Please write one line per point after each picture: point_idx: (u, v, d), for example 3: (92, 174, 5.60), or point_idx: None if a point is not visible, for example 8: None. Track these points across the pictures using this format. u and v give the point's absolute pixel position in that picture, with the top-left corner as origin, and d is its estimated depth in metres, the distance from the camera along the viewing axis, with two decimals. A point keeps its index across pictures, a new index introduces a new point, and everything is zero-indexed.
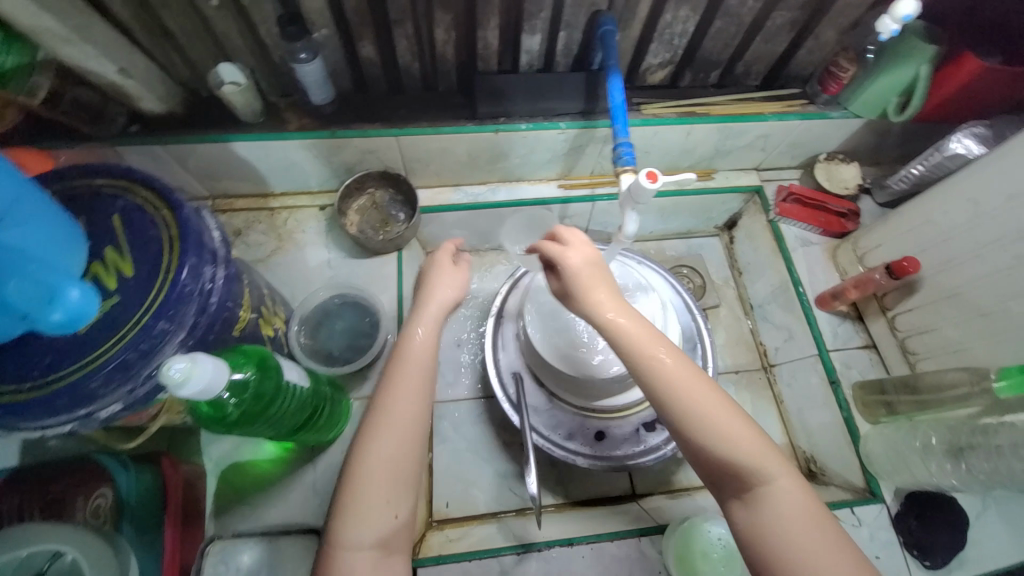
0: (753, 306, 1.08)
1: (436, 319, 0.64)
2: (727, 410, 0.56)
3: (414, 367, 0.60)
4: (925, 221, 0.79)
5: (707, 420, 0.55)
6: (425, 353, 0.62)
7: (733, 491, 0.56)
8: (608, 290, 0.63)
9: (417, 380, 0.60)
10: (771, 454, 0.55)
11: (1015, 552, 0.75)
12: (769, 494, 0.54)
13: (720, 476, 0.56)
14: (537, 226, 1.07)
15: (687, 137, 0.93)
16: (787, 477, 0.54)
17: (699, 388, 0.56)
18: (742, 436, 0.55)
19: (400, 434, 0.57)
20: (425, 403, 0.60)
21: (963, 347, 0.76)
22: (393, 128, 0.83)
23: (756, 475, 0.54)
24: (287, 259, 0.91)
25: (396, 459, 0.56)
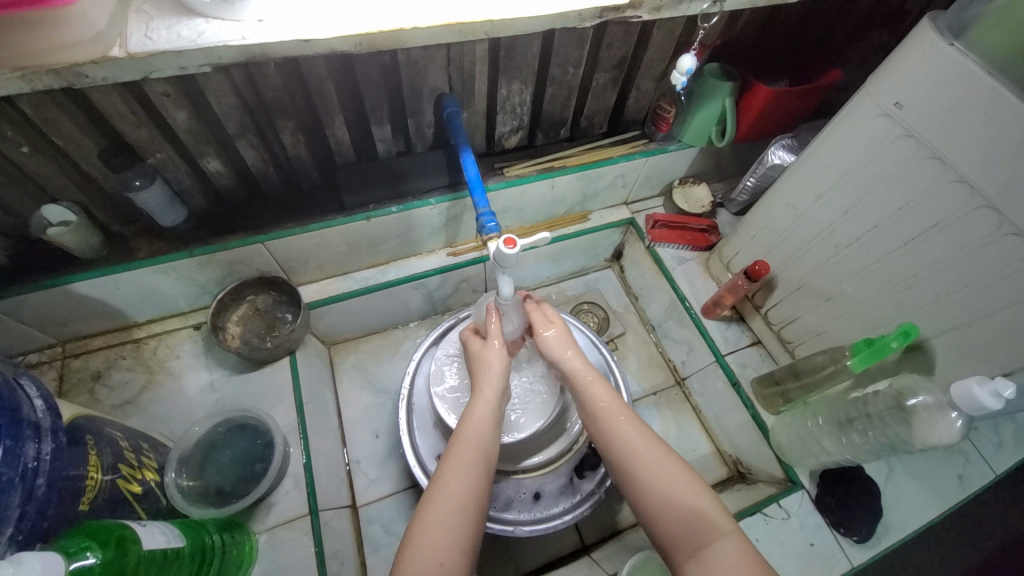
0: (654, 326, 1.14)
1: (495, 395, 0.67)
2: (677, 467, 0.59)
3: (474, 438, 0.62)
4: (763, 226, 0.89)
5: (657, 469, 0.59)
6: (485, 425, 0.64)
7: (684, 549, 0.55)
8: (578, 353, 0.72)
9: (480, 450, 0.61)
10: (722, 513, 0.56)
11: (922, 506, 0.81)
12: (720, 551, 0.53)
13: (673, 535, 0.56)
14: (437, 295, 1.07)
15: (553, 189, 0.99)
16: (738, 536, 0.54)
17: (650, 444, 0.61)
18: (691, 493, 0.57)
19: (457, 495, 0.57)
20: (483, 473, 0.60)
21: (824, 330, 0.85)
22: (257, 235, 0.81)
23: (705, 531, 0.54)
24: (163, 392, 0.83)
25: (450, 524, 0.55)
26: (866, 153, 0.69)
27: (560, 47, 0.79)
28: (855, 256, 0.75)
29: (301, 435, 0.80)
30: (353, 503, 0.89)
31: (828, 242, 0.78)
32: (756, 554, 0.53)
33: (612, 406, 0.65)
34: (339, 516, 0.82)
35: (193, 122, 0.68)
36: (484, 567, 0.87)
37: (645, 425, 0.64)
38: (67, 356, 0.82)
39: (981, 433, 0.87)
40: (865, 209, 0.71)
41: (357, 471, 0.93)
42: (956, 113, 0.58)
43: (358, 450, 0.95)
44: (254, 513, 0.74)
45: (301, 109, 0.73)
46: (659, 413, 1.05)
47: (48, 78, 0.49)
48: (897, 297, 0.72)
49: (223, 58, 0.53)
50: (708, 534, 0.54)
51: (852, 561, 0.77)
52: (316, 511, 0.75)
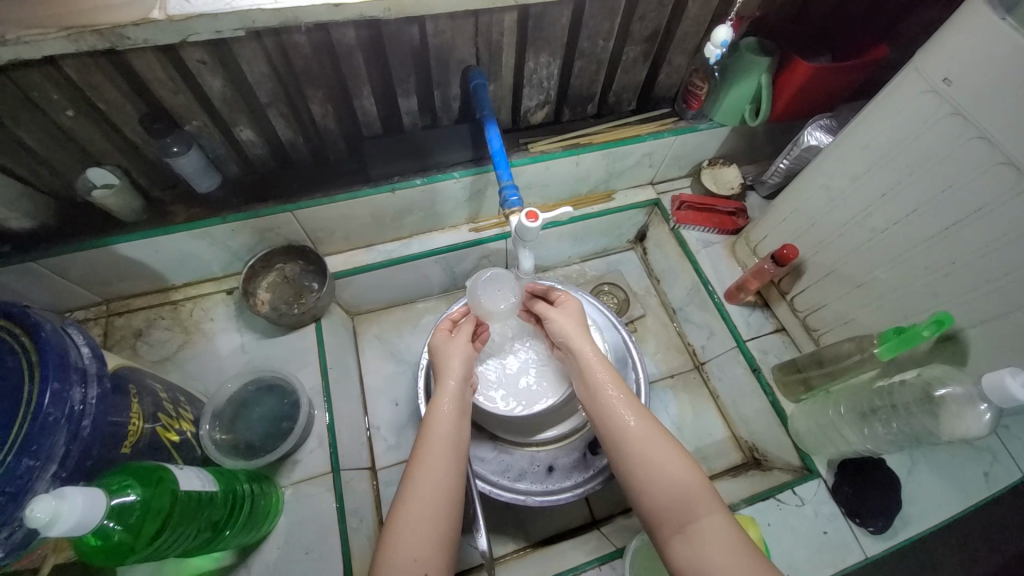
0: (675, 310, 1.13)
1: (459, 385, 0.68)
2: (668, 447, 0.60)
3: (442, 431, 0.63)
4: (794, 210, 0.86)
5: (648, 449, 0.59)
6: (452, 417, 0.65)
7: (670, 526, 0.56)
8: (581, 331, 0.73)
9: (451, 442, 0.62)
10: (708, 490, 0.57)
11: (945, 501, 0.79)
12: (705, 528, 0.54)
13: (660, 513, 0.57)
14: (458, 270, 1.09)
15: (577, 167, 0.98)
16: (721, 513, 0.55)
17: (644, 425, 0.62)
18: (681, 473, 0.57)
19: (433, 487, 0.58)
20: (456, 465, 0.61)
21: (852, 318, 0.82)
22: (287, 204, 0.83)
23: (690, 509, 0.56)
24: (197, 351, 0.88)
25: (428, 516, 0.57)
26: (909, 132, 0.65)
27: (590, 18, 0.77)
28: (890, 241, 0.72)
29: (325, 398, 0.84)
30: (373, 466, 0.93)
31: (863, 227, 0.75)
32: (735, 531, 0.54)
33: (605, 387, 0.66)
34: (359, 477, 0.86)
35: (227, 90, 0.70)
36: (496, 534, 0.90)
37: (636, 402, 0.64)
38: (111, 314, 0.88)
39: (1012, 432, 0.83)
40: (904, 191, 0.68)
41: (377, 436, 0.97)
42: (1010, 89, 0.54)
43: (378, 416, 0.99)
44: (280, 468, 0.78)
45: (330, 79, 0.74)
46: (675, 396, 1.05)
47: (94, 38, 0.51)
48: (933, 285, 0.69)
49: (256, 22, 0.54)
50: (695, 513, 0.55)
51: (866, 551, 0.76)
52: (338, 470, 0.78)
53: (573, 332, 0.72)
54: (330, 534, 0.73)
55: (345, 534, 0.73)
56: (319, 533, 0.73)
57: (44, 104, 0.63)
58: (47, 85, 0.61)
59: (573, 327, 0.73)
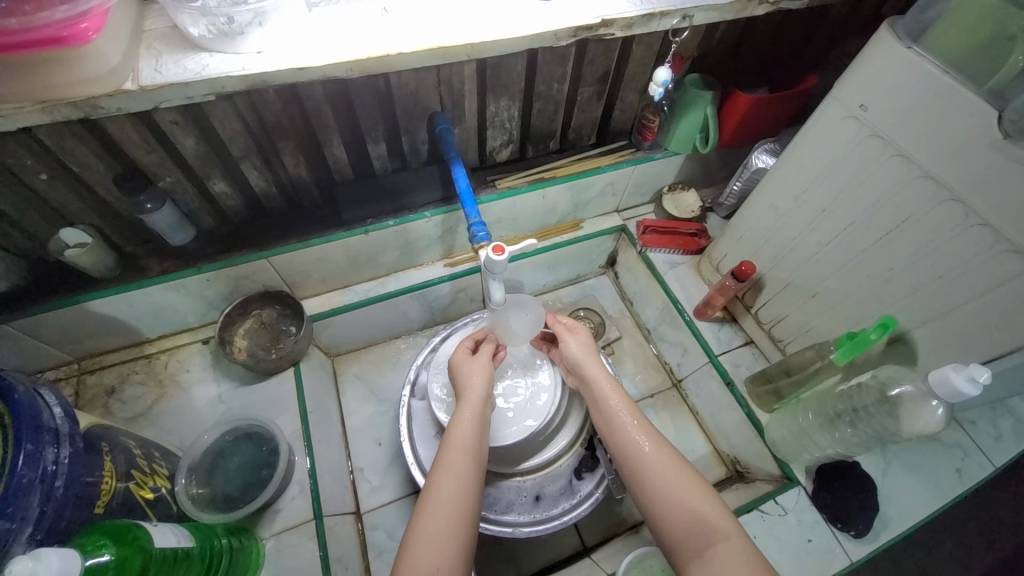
0: (650, 330, 1.16)
1: (479, 400, 0.70)
2: (683, 471, 0.61)
3: (464, 444, 0.64)
4: (747, 228, 0.92)
5: (663, 470, 0.61)
6: (473, 433, 0.66)
7: (688, 549, 0.55)
8: (594, 357, 0.76)
9: (471, 455, 0.63)
10: (725, 514, 0.57)
11: (922, 500, 0.81)
12: (723, 549, 0.53)
13: (676, 536, 0.57)
14: (435, 305, 1.10)
15: (544, 199, 1.03)
16: (739, 532, 0.55)
17: (659, 449, 0.64)
18: (696, 496, 0.58)
19: (451, 497, 0.59)
20: (475, 477, 0.62)
21: (811, 327, 0.87)
22: (261, 251, 0.85)
23: (708, 531, 0.55)
24: (173, 404, 0.87)
25: (444, 527, 0.56)
26: (838, 154, 0.72)
27: (544, 65, 0.83)
28: (835, 252, 0.77)
29: (305, 443, 0.83)
30: (357, 510, 0.91)
31: (809, 241, 0.81)
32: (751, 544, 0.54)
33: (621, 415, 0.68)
34: (343, 522, 0.84)
35: (201, 147, 0.73)
36: (487, 571, 0.88)
37: (653, 431, 0.66)
38: (83, 372, 0.86)
39: (975, 426, 0.87)
40: (840, 206, 0.74)
41: (361, 478, 0.96)
42: (917, 113, 0.61)
43: (362, 457, 0.98)
44: (260, 519, 0.76)
45: (301, 132, 0.78)
46: (656, 415, 1.07)
47: (68, 109, 0.53)
48: (876, 291, 0.74)
49: (226, 87, 0.57)
50: (713, 534, 0.55)
51: (850, 556, 0.77)
52: (321, 516, 0.77)
53: (587, 360, 0.76)
54: None
55: None
56: None
57: (17, 168, 0.65)
58: (19, 151, 0.63)
59: (587, 355, 0.76)
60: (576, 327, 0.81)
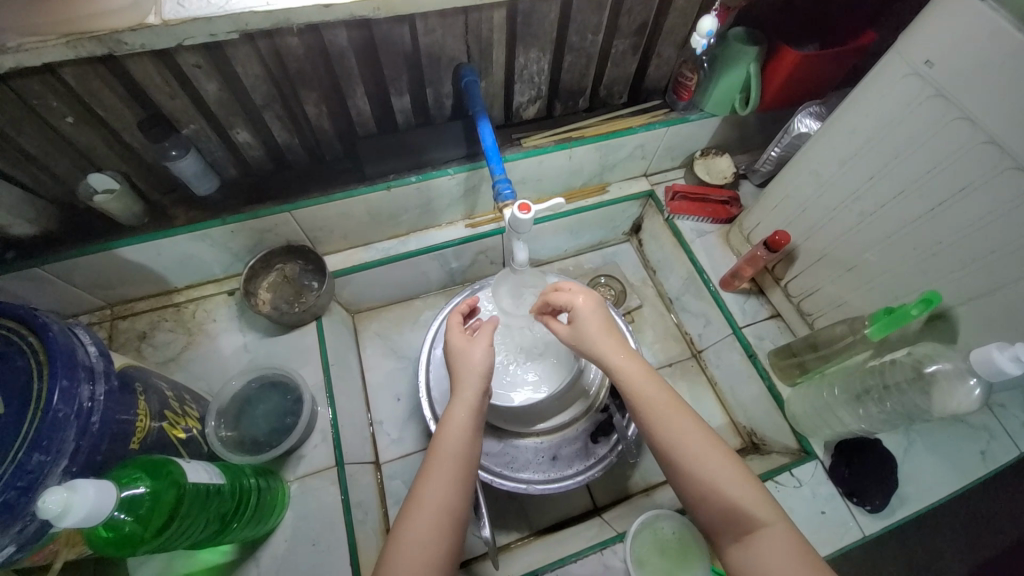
0: (672, 300, 1.14)
1: (473, 396, 0.65)
2: (717, 454, 0.57)
3: (452, 447, 0.60)
4: (785, 196, 0.87)
5: (692, 457, 0.57)
6: (466, 432, 0.62)
7: (728, 535, 0.55)
8: (611, 330, 0.66)
9: (461, 458, 0.60)
10: (766, 500, 0.54)
11: (943, 480, 0.80)
12: (766, 538, 0.52)
13: (714, 520, 0.56)
14: (455, 266, 1.10)
15: (571, 160, 0.99)
16: (784, 523, 0.53)
17: (685, 433, 0.58)
18: (732, 485, 0.55)
19: (436, 507, 0.57)
20: (464, 484, 0.59)
21: (844, 301, 0.83)
22: (285, 204, 0.85)
23: (743, 520, 0.53)
24: (201, 351, 0.89)
25: (433, 540, 0.55)
26: (894, 115, 0.66)
27: (578, 12, 0.78)
28: (879, 223, 0.73)
29: (327, 394, 0.85)
30: (377, 459, 0.94)
31: (852, 210, 0.76)
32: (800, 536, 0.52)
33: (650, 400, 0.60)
34: (363, 470, 0.87)
35: (223, 94, 0.71)
36: (499, 524, 0.91)
37: (682, 409, 0.60)
38: (115, 318, 0.89)
39: (1008, 410, 0.84)
40: (891, 173, 0.69)
41: (380, 431, 0.98)
42: (988, 70, 0.55)
43: (381, 411, 1.00)
44: (285, 463, 0.79)
45: (323, 80, 0.75)
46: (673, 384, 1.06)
47: (92, 45, 0.52)
48: (920, 266, 0.70)
49: (249, 24, 0.55)
50: (750, 523, 0.53)
51: (864, 530, 0.77)
52: (343, 463, 0.80)
53: (599, 342, 0.65)
54: (336, 526, 0.74)
55: (351, 526, 0.74)
56: (326, 525, 0.74)
57: (44, 112, 0.65)
58: (46, 94, 0.63)
59: (596, 336, 0.65)
60: (574, 306, 0.68)
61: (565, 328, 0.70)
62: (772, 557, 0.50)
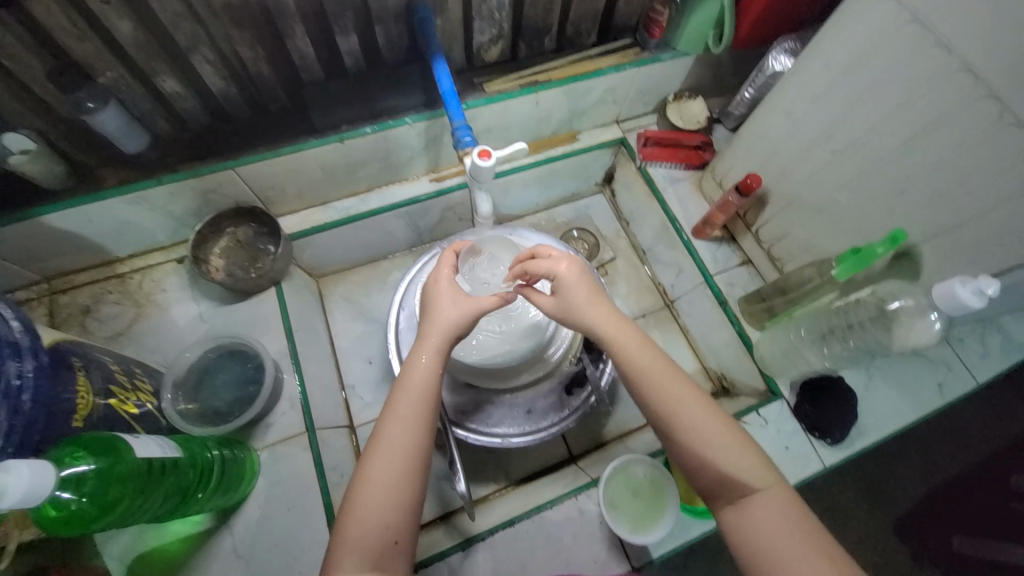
0: (645, 250, 1.13)
1: (438, 343, 0.62)
2: (717, 421, 0.56)
3: (417, 393, 0.58)
4: (758, 138, 0.85)
5: (690, 423, 0.56)
6: (428, 377, 0.60)
7: (722, 499, 0.55)
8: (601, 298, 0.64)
9: (424, 405, 0.58)
10: (763, 465, 0.54)
11: (900, 411, 0.83)
12: (763, 500, 0.52)
13: (710, 485, 0.55)
14: (422, 224, 1.05)
15: (538, 106, 0.94)
16: (779, 486, 0.53)
17: (686, 401, 0.57)
18: (732, 452, 0.54)
19: (397, 454, 0.55)
20: (423, 428, 0.57)
21: (814, 244, 0.83)
22: (228, 160, 0.78)
23: (741, 485, 0.53)
24: (153, 324, 0.83)
25: (392, 483, 0.54)
26: (869, 44, 0.63)
27: None
28: (850, 160, 0.71)
29: (292, 361, 0.82)
30: (351, 423, 0.93)
31: (823, 149, 0.74)
32: (792, 495, 0.53)
33: (647, 367, 0.59)
34: (336, 434, 0.86)
35: (140, 35, 0.63)
36: (478, 478, 0.92)
37: (680, 376, 0.58)
38: (54, 293, 0.82)
39: (964, 344, 0.87)
40: (865, 107, 0.67)
41: (353, 395, 0.97)
42: None
43: (352, 375, 0.98)
44: (252, 433, 0.77)
45: (257, 17, 0.67)
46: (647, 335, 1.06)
47: None
48: (887, 204, 0.70)
49: None
50: (746, 488, 0.53)
51: (824, 462, 0.80)
52: (313, 429, 0.78)
53: (589, 309, 0.62)
54: (311, 490, 0.73)
55: (326, 489, 0.74)
56: (299, 490, 0.73)
57: None
58: None
59: (586, 304, 0.63)
60: (557, 273, 0.65)
61: (551, 299, 0.66)
62: (767, 518, 0.51)
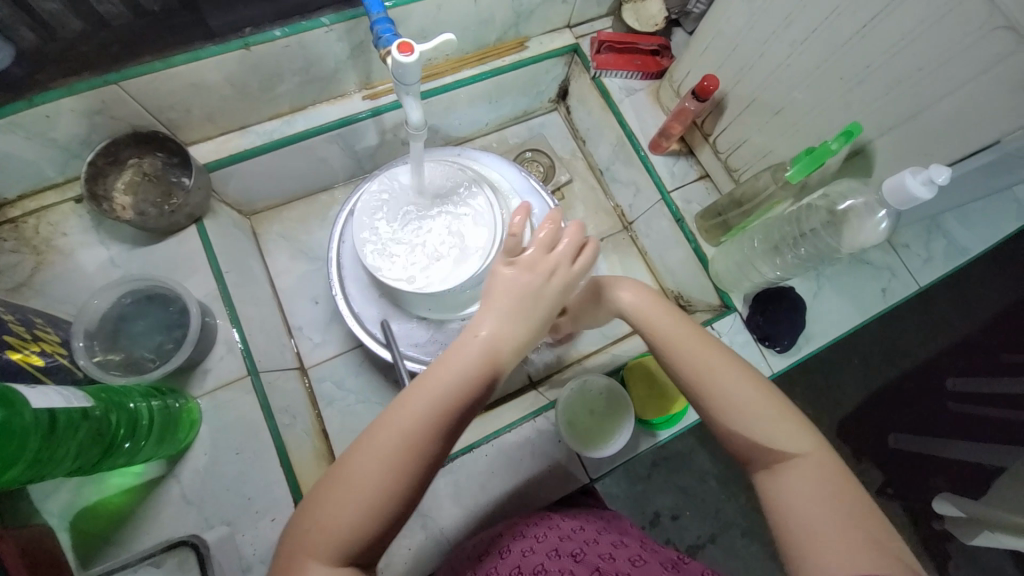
0: (602, 171, 1.07)
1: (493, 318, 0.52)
2: (770, 394, 0.49)
3: (466, 361, 0.49)
4: (716, 34, 0.78)
5: (732, 391, 0.49)
6: (482, 346, 0.50)
7: (756, 466, 0.48)
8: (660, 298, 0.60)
9: (477, 378, 0.48)
10: (813, 441, 0.47)
11: (846, 317, 0.85)
12: (800, 466, 0.46)
13: (743, 454, 0.48)
14: (360, 151, 0.96)
15: (477, 4, 0.83)
16: (818, 455, 0.46)
17: (731, 375, 0.49)
18: (778, 423, 0.47)
19: (415, 425, 0.45)
20: (461, 407, 0.47)
21: (770, 150, 0.80)
22: (110, 74, 0.66)
23: (777, 453, 0.47)
24: (56, 272, 0.74)
25: (391, 467, 0.44)
26: None
27: None
28: (809, 51, 0.66)
29: (225, 302, 0.76)
30: (301, 365, 0.89)
31: (783, 41, 0.69)
32: (841, 470, 0.45)
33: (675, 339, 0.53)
34: (284, 377, 0.83)
35: None
36: None
37: (709, 342, 0.52)
38: None
39: (910, 250, 0.88)
40: None
41: (300, 337, 0.92)
42: None
43: (298, 316, 0.93)
44: (189, 379, 0.72)
45: None
46: (605, 259, 1.04)
47: None
48: (843, 98, 0.66)
49: None
50: (786, 456, 0.46)
51: (772, 368, 0.82)
52: (255, 371, 0.74)
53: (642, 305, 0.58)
54: (259, 432, 0.71)
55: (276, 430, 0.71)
56: (245, 432, 0.71)
57: None
58: None
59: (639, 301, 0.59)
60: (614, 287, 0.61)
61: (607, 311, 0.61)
62: (807, 487, 0.44)
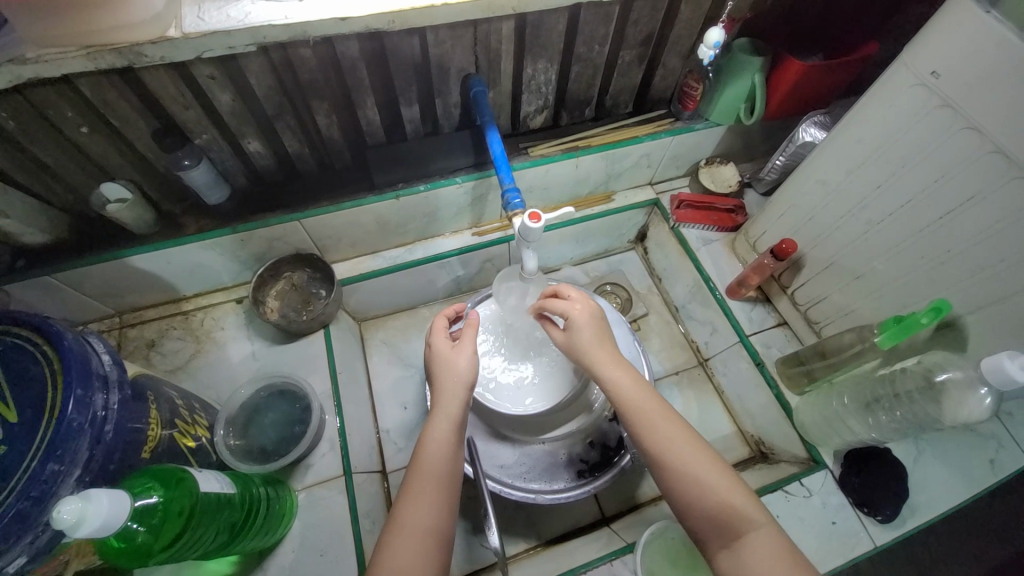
0: (678, 308, 1.14)
1: (451, 413, 0.64)
2: (711, 462, 0.58)
3: (433, 467, 0.59)
4: (790, 206, 0.88)
5: (686, 459, 0.58)
6: (442, 453, 0.61)
7: (716, 541, 0.56)
8: (605, 335, 0.69)
9: (439, 480, 0.59)
10: (755, 507, 0.56)
11: (954, 488, 0.79)
12: (754, 542, 0.53)
13: (705, 527, 0.56)
14: (462, 275, 1.10)
15: (577, 169, 1.00)
16: (772, 527, 0.54)
17: (684, 446, 0.59)
18: (725, 490, 0.56)
19: (422, 526, 0.56)
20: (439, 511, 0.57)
21: (852, 309, 0.84)
22: (294, 213, 0.85)
23: (734, 523, 0.55)
24: (209, 360, 0.89)
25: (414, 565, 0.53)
26: (900, 125, 0.67)
27: (586, 24, 0.79)
28: (889, 230, 0.73)
29: (335, 402, 0.85)
30: (383, 469, 0.94)
31: (858, 220, 0.77)
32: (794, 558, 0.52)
33: (630, 398, 0.63)
34: (370, 479, 0.87)
35: (236, 104, 0.72)
36: (508, 533, 0.91)
37: (666, 410, 0.62)
38: (124, 326, 0.89)
39: (1015, 419, 0.83)
40: (899, 183, 0.70)
41: (386, 439, 0.98)
42: (995, 83, 0.56)
43: (387, 419, 1.00)
44: (293, 472, 0.79)
45: (335, 90, 0.76)
46: (681, 392, 1.06)
47: (111, 56, 0.56)
48: (929, 273, 0.70)
49: (267, 36, 0.59)
50: (742, 529, 0.54)
51: (874, 540, 0.76)
52: (350, 472, 0.79)
53: (592, 342, 0.67)
54: (344, 536, 0.73)
55: (359, 536, 0.73)
56: (333, 534, 0.74)
57: (58, 121, 0.65)
58: (61, 103, 0.63)
59: (592, 339, 0.68)
60: (571, 312, 0.70)
61: (562, 333, 0.71)
62: (762, 560, 0.52)
